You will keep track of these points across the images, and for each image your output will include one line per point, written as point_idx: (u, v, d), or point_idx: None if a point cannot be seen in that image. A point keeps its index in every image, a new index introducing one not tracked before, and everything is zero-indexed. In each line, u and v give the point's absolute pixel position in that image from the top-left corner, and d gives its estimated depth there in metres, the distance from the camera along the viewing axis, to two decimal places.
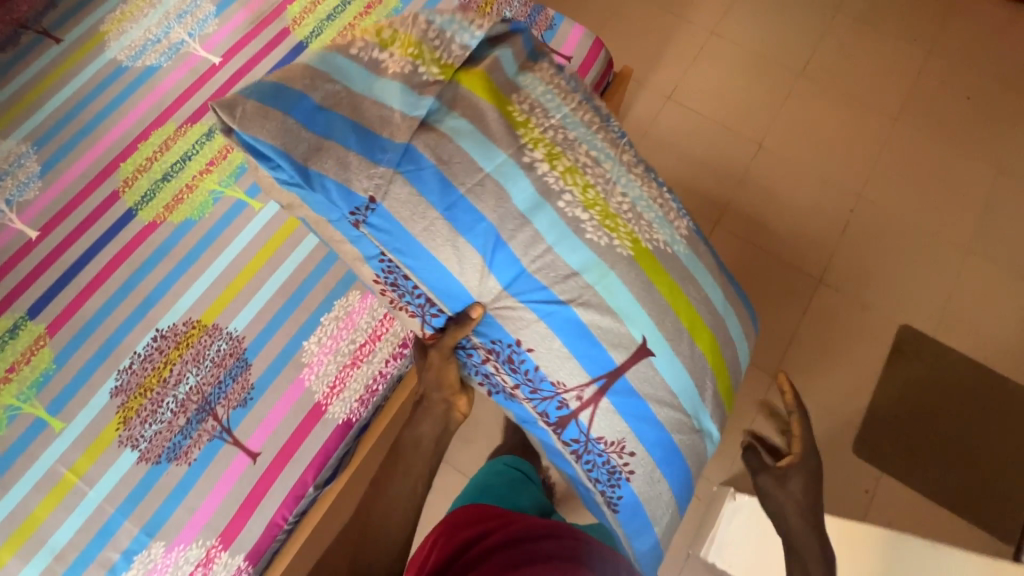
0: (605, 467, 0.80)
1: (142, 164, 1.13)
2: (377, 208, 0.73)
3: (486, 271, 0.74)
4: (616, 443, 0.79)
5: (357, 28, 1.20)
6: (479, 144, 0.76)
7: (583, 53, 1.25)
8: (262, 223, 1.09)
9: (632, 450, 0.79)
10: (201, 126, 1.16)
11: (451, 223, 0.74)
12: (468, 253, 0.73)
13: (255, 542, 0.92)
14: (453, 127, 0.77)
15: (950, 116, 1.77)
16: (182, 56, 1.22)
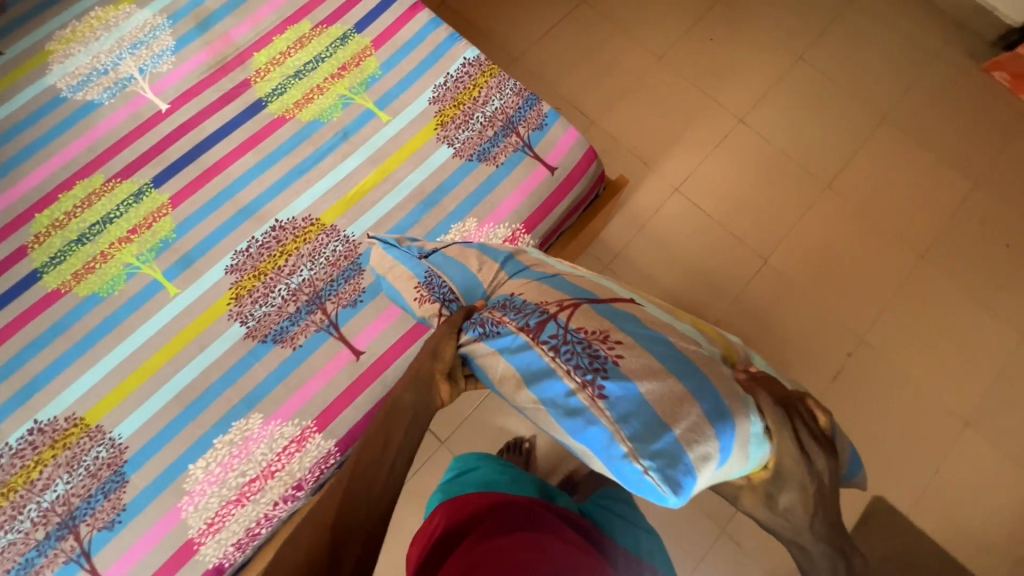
0: (586, 354, 0.61)
1: (57, 219, 1.02)
2: (434, 252, 0.93)
3: (497, 266, 0.83)
4: (599, 332, 0.63)
5: (324, 102, 1.10)
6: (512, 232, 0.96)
7: (571, 163, 1.10)
8: (174, 313, 0.98)
9: (621, 340, 0.62)
10: (132, 184, 1.04)
11: (481, 251, 0.88)
12: (489, 259, 0.86)
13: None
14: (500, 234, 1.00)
15: (981, 264, 1.59)
16: (128, 95, 1.09)
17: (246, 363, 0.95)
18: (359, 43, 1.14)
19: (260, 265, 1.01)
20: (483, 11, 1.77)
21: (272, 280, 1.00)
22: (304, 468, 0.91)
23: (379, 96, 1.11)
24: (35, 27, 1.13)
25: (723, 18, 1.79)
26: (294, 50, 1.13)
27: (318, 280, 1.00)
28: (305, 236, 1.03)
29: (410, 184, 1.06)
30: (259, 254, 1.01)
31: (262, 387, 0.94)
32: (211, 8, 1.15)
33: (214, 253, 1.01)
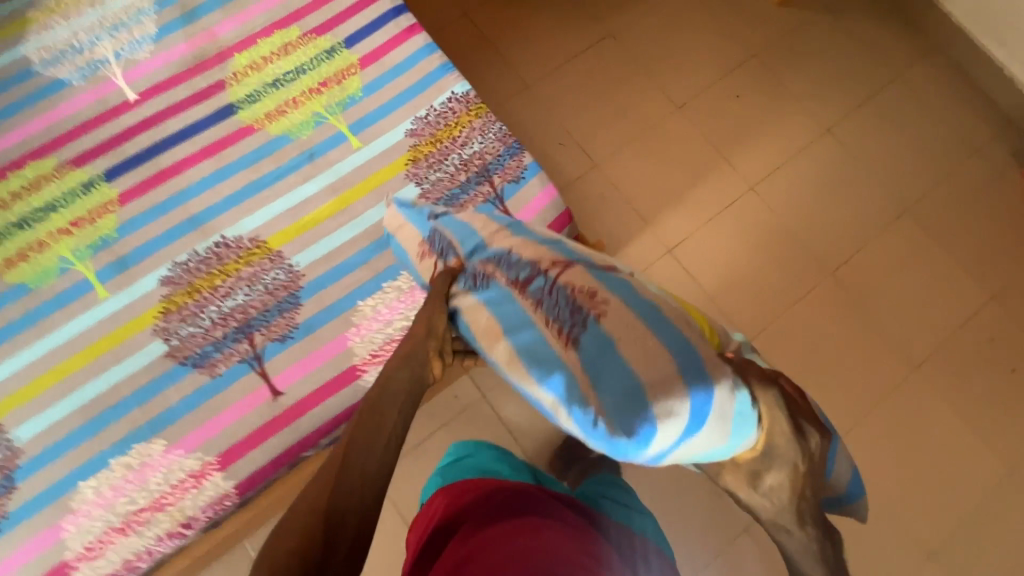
0: (569, 307, 0.58)
1: (3, 198, 0.98)
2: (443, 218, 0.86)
3: (501, 228, 0.76)
4: (588, 288, 0.58)
5: (296, 119, 1.04)
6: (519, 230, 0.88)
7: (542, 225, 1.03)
8: (98, 318, 0.93)
9: (608, 298, 0.57)
10: (83, 172, 1.00)
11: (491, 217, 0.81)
12: (494, 223, 0.78)
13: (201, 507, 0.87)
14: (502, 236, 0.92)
15: (981, 385, 1.47)
16: (98, 78, 1.05)
17: (160, 383, 0.91)
18: (345, 59, 1.08)
19: (196, 280, 0.96)
20: (504, 29, 1.69)
21: (204, 298, 0.95)
22: (198, 505, 0.87)
23: (355, 119, 1.05)
24: None
25: (754, 75, 1.68)
26: (277, 57, 1.08)
27: (252, 307, 0.95)
28: (249, 257, 0.97)
29: (368, 220, 1.00)
30: (198, 269, 0.96)
31: (172, 411, 0.90)
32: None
33: (152, 260, 0.97)
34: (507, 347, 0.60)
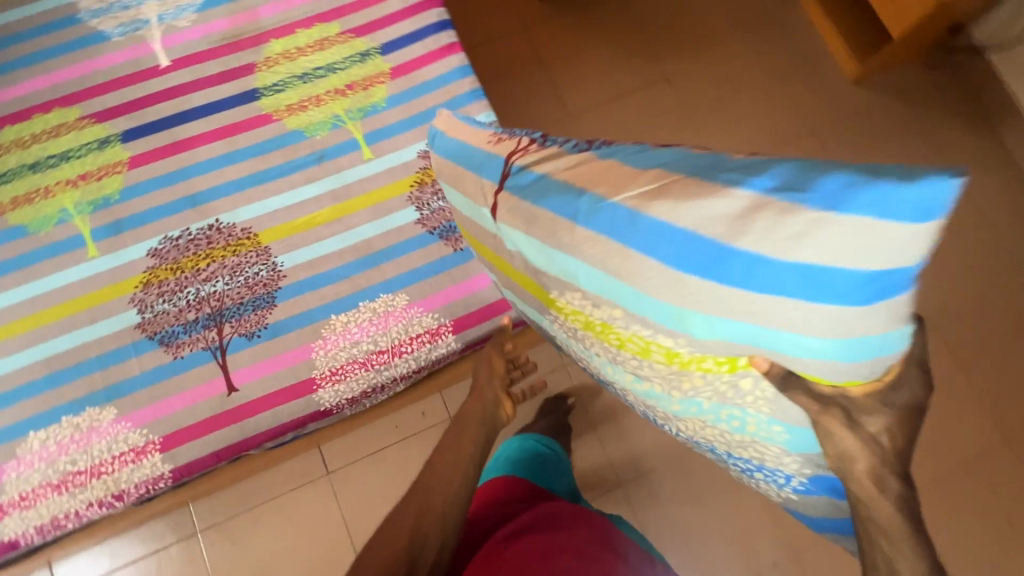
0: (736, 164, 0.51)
1: (23, 138, 1.01)
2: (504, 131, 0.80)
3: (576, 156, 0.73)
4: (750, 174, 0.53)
5: (315, 117, 1.04)
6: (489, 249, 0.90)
7: None
8: (83, 275, 0.95)
9: None
10: (102, 129, 1.02)
11: None
12: None
13: (191, 460, 0.89)
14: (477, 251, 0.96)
15: (975, 534, 1.36)
16: (137, 38, 1.06)
17: (125, 353, 0.93)
18: (377, 66, 1.06)
19: (182, 259, 0.97)
20: (560, 52, 1.64)
21: (185, 277, 0.96)
22: (132, 481, 0.88)
23: (372, 129, 1.04)
24: None
25: (809, 152, 1.59)
26: (312, 49, 1.07)
27: (228, 297, 0.95)
28: (237, 247, 0.98)
29: (360, 234, 0.99)
30: (186, 248, 0.97)
31: (130, 383, 0.92)
32: None
33: (145, 230, 0.98)
34: (656, 172, 0.49)
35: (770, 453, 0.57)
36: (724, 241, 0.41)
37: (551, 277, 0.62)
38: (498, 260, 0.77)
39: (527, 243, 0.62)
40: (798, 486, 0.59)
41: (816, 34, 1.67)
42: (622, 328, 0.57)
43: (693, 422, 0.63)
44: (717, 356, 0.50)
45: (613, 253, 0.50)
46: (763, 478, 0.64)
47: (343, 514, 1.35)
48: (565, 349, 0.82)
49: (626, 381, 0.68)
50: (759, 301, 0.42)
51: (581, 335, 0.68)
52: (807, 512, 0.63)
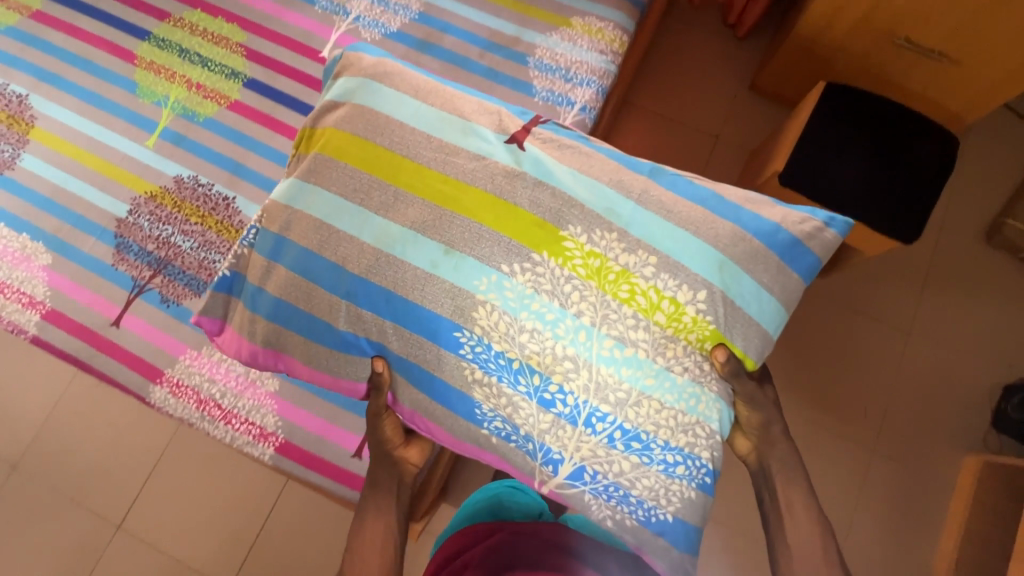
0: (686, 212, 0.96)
1: (198, 27, 1.14)
2: None
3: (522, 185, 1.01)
4: None
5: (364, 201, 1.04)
6: (335, 207, 0.87)
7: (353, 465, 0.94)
8: (128, 151, 1.08)
9: None
10: (241, 64, 1.12)
11: None
12: None
13: (47, 341, 1.00)
14: (326, 210, 0.87)
15: None
16: (328, 20, 1.14)
17: (92, 230, 1.04)
18: None
19: (187, 203, 1.05)
20: None
21: (176, 217, 1.04)
22: (10, 316, 1.01)
23: None
24: None
25: None
26: None
27: (183, 256, 1.02)
28: (223, 229, 1.03)
29: None
30: (197, 197, 1.05)
31: (73, 252, 1.03)
32: (445, 42, 1.12)
33: (190, 159, 1.07)
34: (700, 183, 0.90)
35: (703, 428, 0.80)
36: (757, 218, 0.86)
37: (592, 213, 0.83)
38: (479, 209, 0.84)
39: (600, 199, 0.85)
40: (700, 478, 0.80)
41: (945, 505, 1.35)
42: (645, 280, 0.81)
43: (645, 400, 0.79)
44: (712, 327, 0.81)
45: (675, 216, 0.84)
46: (672, 478, 0.79)
47: (170, 440, 1.42)
48: (459, 331, 0.81)
49: (589, 353, 0.79)
50: (776, 258, 0.85)
51: (571, 300, 0.80)
52: (687, 518, 0.80)
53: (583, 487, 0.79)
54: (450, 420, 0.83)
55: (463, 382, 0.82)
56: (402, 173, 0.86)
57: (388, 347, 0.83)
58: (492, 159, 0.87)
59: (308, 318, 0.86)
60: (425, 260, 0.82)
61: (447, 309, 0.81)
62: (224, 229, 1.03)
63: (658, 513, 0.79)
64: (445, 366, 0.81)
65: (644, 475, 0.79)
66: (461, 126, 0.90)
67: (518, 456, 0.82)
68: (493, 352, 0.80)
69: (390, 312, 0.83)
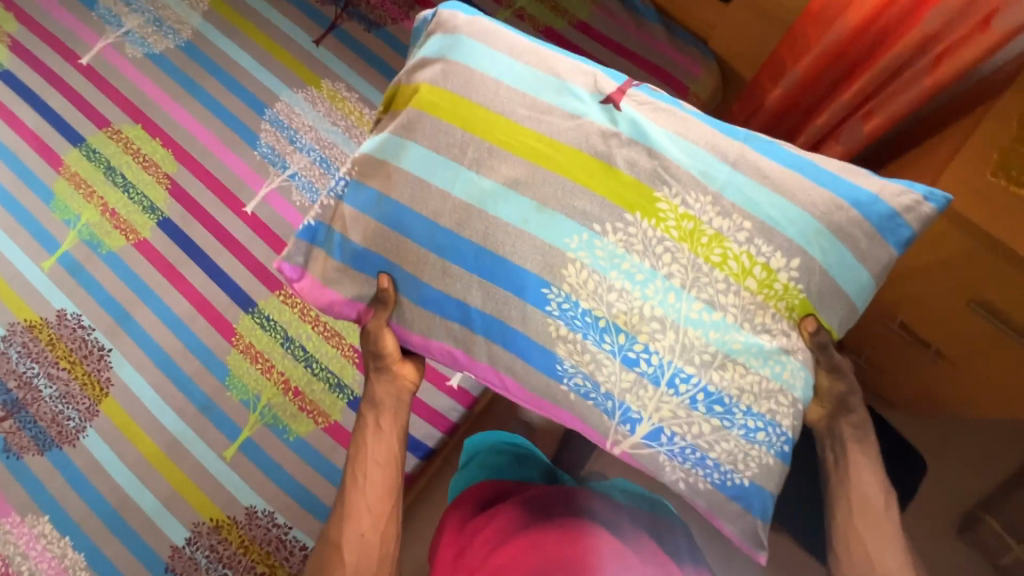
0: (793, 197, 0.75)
1: (133, 145, 1.07)
2: None
3: None
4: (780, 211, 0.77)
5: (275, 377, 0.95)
6: (426, 166, 0.67)
7: None
8: (22, 268, 1.02)
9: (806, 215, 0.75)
10: (163, 198, 1.04)
11: None
12: None
13: None
14: (425, 166, 0.68)
15: None
16: (264, 169, 1.05)
17: None
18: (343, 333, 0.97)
19: (62, 343, 0.98)
20: None
21: (46, 356, 0.97)
22: None
23: (257, 441, 0.93)
24: (351, 59, 1.11)
25: None
26: (322, 334, 0.97)
27: (40, 403, 0.95)
28: (87, 383, 0.96)
29: (138, 494, 0.92)
30: (74, 339, 0.98)
31: None
32: None
33: (80, 293, 1.00)
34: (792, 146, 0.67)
35: (787, 401, 0.61)
36: (868, 194, 0.63)
37: (684, 177, 0.63)
38: (555, 161, 0.65)
39: (688, 156, 0.64)
40: (782, 450, 0.63)
41: None
42: (739, 244, 0.62)
43: (730, 364, 0.62)
44: (807, 298, 0.62)
45: (772, 184, 0.63)
46: (754, 443, 0.62)
47: None
48: (546, 288, 0.63)
49: (676, 313, 0.62)
50: (889, 251, 0.62)
51: (660, 254, 0.62)
52: (768, 488, 0.63)
53: (658, 450, 0.63)
54: (527, 378, 0.65)
55: (543, 332, 0.64)
56: (485, 122, 0.67)
57: (468, 307, 0.66)
58: (584, 118, 0.67)
59: (394, 267, 0.68)
60: (510, 216, 0.65)
61: (536, 265, 0.64)
62: (87, 384, 0.96)
63: (733, 480, 0.63)
64: (528, 323, 0.64)
65: (721, 441, 0.62)
66: (555, 83, 0.69)
67: (592, 416, 0.64)
68: (580, 310, 0.63)
69: (476, 266, 0.65)
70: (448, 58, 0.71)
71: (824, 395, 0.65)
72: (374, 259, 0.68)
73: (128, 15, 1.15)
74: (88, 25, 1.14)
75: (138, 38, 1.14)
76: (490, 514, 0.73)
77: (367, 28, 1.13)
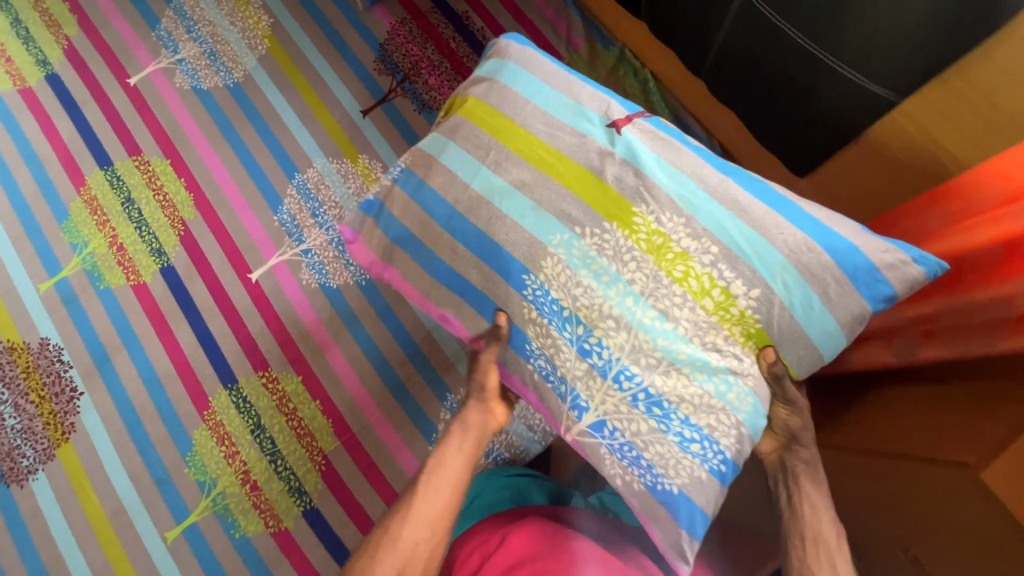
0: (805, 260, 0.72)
1: (157, 180, 1.04)
2: None
3: None
4: None
5: (234, 463, 0.91)
6: (456, 161, 0.71)
7: None
8: (19, 286, 0.99)
9: None
10: (172, 244, 1.01)
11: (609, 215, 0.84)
12: None
13: None
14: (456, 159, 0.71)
15: None
16: (278, 237, 1.01)
17: None
18: (313, 429, 0.92)
19: (36, 373, 0.95)
20: None
21: (19, 384, 0.94)
22: None
23: (201, 529, 0.89)
24: (394, 138, 1.06)
25: None
26: (294, 430, 0.92)
27: None
28: (51, 424, 0.93)
29: (71, 556, 0.88)
30: (49, 373, 0.95)
31: None
32: (374, 330, 0.96)
33: (67, 325, 0.97)
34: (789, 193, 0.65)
35: (728, 419, 0.57)
36: (850, 246, 0.57)
37: (662, 199, 0.62)
38: (559, 167, 0.66)
39: (666, 176, 0.63)
40: (718, 469, 0.58)
41: None
42: (702, 265, 0.59)
43: (676, 372, 0.59)
44: (764, 329, 0.58)
45: (748, 218, 0.60)
46: (686, 452, 0.58)
47: None
48: (526, 274, 0.64)
49: (631, 314, 0.60)
50: (860, 305, 0.57)
51: (625, 253, 0.61)
52: (705, 505, 0.58)
53: (599, 440, 0.61)
54: (506, 356, 0.67)
55: (515, 309, 0.65)
56: (506, 130, 0.70)
57: (467, 284, 0.68)
58: (587, 137, 0.67)
59: (415, 246, 0.72)
60: (512, 210, 0.66)
61: (521, 253, 0.64)
62: (50, 423, 0.93)
63: (664, 485, 0.59)
64: (510, 303, 0.66)
65: (656, 444, 0.59)
66: (571, 108, 0.70)
67: (550, 398, 0.65)
68: (550, 301, 0.63)
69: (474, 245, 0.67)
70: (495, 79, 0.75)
71: (777, 427, 0.61)
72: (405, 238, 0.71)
73: (187, 42, 1.12)
74: (145, 46, 1.12)
75: (190, 68, 1.11)
76: (497, 541, 0.65)
77: (418, 109, 1.08)
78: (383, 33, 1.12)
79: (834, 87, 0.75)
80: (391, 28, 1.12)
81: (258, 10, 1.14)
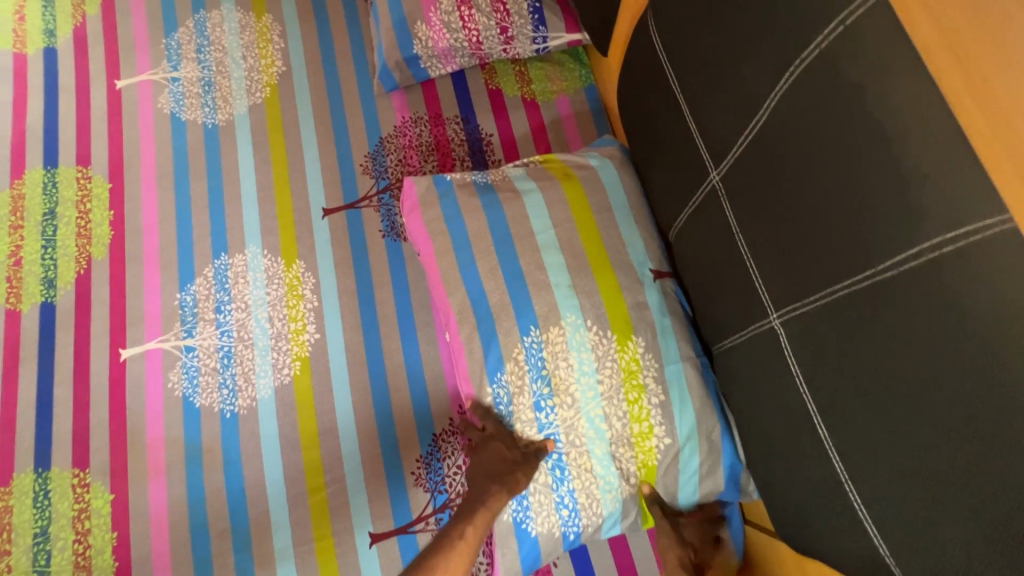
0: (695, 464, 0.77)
1: (88, 202, 0.93)
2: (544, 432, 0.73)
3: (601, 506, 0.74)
4: None
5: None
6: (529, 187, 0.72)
7: None
8: None
9: None
10: (66, 279, 0.89)
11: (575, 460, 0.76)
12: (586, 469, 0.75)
13: None
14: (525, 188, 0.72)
15: None
16: (170, 321, 0.86)
17: None
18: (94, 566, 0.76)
19: None
20: None
21: None
22: None
23: None
24: (343, 253, 0.89)
25: None
26: (75, 556, 0.77)
27: None
28: None
29: None
30: None
31: None
32: (212, 477, 0.80)
33: None
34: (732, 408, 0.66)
35: (596, 509, 0.64)
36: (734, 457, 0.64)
37: (649, 336, 0.65)
38: (601, 264, 0.67)
39: (659, 320, 0.66)
40: (569, 534, 0.65)
41: None
42: (655, 405, 0.64)
43: (586, 459, 0.64)
44: (661, 471, 0.64)
45: (696, 394, 0.64)
46: (556, 514, 0.64)
47: None
48: (533, 326, 0.65)
49: (585, 405, 0.64)
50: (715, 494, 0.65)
51: (607, 358, 0.64)
52: (544, 552, 0.66)
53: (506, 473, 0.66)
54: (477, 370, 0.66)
55: (507, 344, 0.65)
56: (572, 191, 0.72)
57: (482, 298, 0.66)
58: (629, 251, 0.69)
59: (461, 222, 0.70)
60: (551, 272, 0.67)
61: (539, 306, 0.66)
62: None
63: (527, 525, 0.65)
64: (508, 337, 0.65)
65: (540, 493, 0.65)
66: (629, 219, 0.71)
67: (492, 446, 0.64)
68: (535, 354, 0.65)
69: (510, 268, 0.67)
70: (588, 161, 0.76)
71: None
72: (459, 225, 0.70)
73: (191, 60, 1.01)
74: (150, 49, 1.02)
75: (180, 91, 0.99)
76: None
77: (385, 232, 0.90)
78: (390, 125, 0.96)
79: (836, 535, 0.51)
80: (401, 123, 0.96)
81: (276, 52, 1.01)
